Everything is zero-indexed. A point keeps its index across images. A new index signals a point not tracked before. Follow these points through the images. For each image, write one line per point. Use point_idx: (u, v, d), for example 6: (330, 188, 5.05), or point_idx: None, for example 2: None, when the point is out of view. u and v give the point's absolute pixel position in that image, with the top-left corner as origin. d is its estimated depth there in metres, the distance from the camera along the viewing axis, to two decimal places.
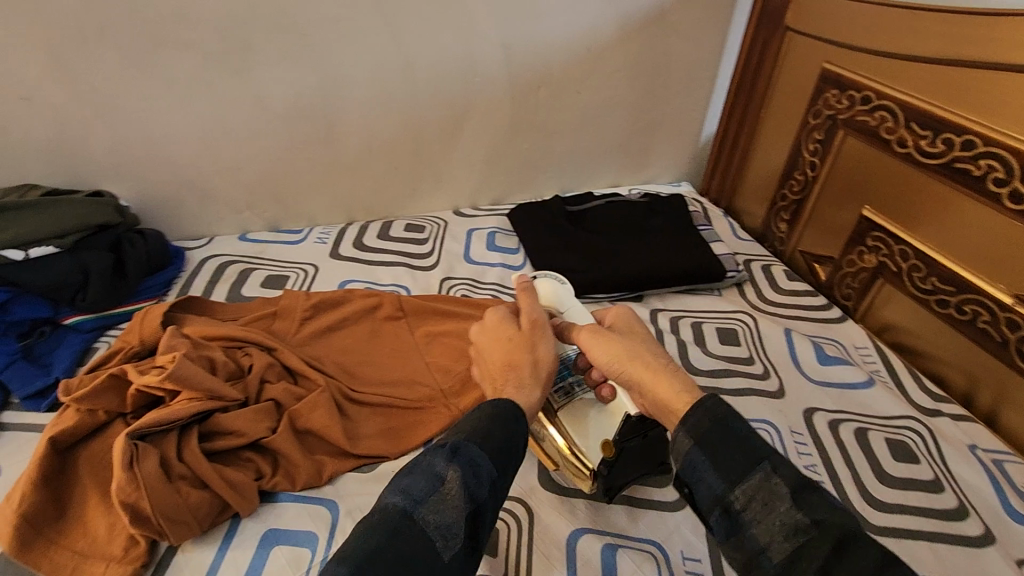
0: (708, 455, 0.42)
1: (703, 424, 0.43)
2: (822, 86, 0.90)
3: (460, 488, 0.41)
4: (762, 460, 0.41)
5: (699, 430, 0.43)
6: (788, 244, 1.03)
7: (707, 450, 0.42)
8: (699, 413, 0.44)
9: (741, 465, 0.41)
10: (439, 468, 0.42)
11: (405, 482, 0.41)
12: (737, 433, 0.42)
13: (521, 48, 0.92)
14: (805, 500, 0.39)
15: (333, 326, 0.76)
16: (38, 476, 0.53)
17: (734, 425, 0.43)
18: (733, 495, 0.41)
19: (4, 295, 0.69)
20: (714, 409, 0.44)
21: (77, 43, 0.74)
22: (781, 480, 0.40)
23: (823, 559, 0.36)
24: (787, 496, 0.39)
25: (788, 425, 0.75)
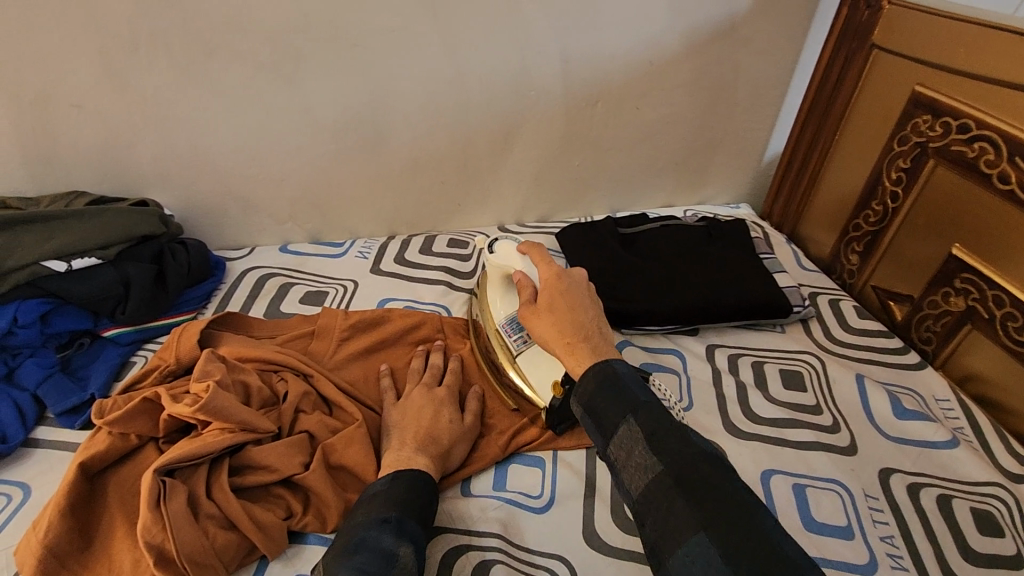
0: (593, 417, 0.49)
1: (590, 387, 0.50)
2: (912, 110, 0.82)
3: (412, 560, 0.47)
4: (627, 414, 0.47)
5: (588, 393, 0.50)
6: (859, 277, 0.95)
7: (591, 411, 0.49)
8: (589, 377, 0.50)
9: (613, 418, 0.47)
10: (389, 544, 0.47)
11: (358, 560, 0.45)
12: (614, 391, 0.49)
13: (578, 62, 0.87)
14: (659, 443, 0.44)
15: (372, 349, 0.73)
16: (67, 505, 0.51)
17: (612, 384, 0.49)
18: (609, 450, 0.47)
19: (46, 305, 0.68)
20: (601, 371, 0.50)
21: (128, 52, 0.73)
22: (642, 429, 0.45)
23: (669, 491, 0.41)
24: (644, 442, 0.45)
25: (861, 488, 0.67)
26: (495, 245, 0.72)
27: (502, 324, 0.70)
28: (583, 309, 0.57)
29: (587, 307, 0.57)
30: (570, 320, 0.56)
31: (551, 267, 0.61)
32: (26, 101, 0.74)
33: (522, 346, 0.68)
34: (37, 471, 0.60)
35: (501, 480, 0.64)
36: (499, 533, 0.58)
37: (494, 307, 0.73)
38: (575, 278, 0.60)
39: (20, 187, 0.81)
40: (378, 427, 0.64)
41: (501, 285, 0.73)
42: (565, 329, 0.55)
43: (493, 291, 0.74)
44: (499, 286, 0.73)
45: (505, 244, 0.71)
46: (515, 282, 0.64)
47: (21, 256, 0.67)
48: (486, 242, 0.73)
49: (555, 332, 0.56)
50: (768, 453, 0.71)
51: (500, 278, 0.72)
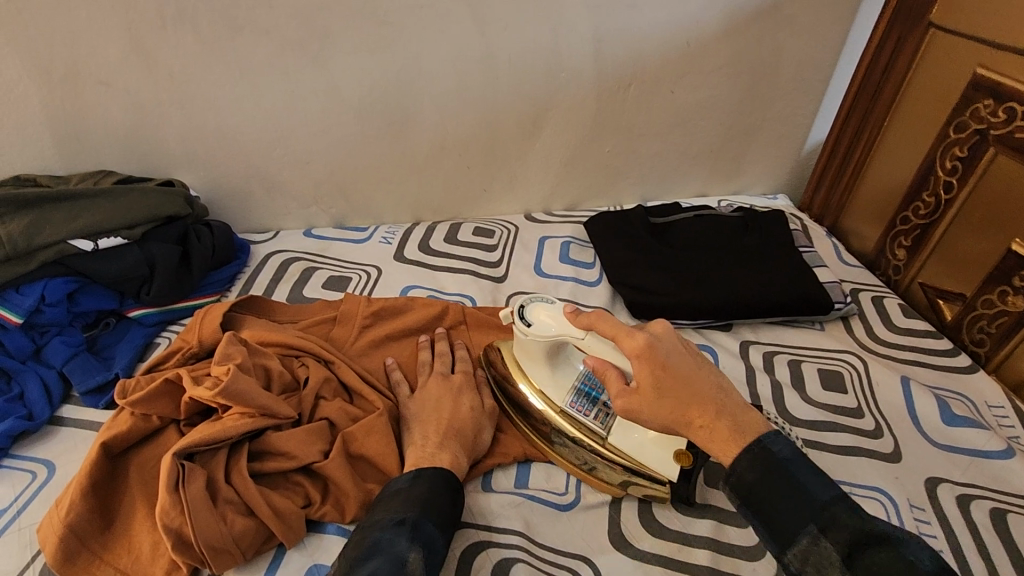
0: (757, 514, 0.44)
1: (747, 479, 0.44)
2: (972, 94, 0.76)
3: (423, 567, 0.45)
4: (808, 519, 0.42)
5: (745, 484, 0.45)
6: (904, 273, 0.89)
7: (757, 510, 0.44)
8: (744, 465, 0.45)
9: (790, 523, 0.42)
10: (401, 548, 0.46)
11: (367, 565, 0.44)
12: (782, 485, 0.43)
13: (613, 42, 0.83)
14: (859, 560, 0.39)
15: (393, 336, 0.72)
16: (88, 484, 0.51)
17: (777, 477, 0.44)
18: (787, 558, 0.42)
19: (72, 284, 0.68)
20: (761, 457, 0.44)
21: (155, 29, 0.72)
22: (832, 544, 0.40)
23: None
24: (839, 562, 0.40)
25: (906, 497, 0.63)
26: (528, 311, 0.61)
27: (572, 402, 0.60)
28: (696, 377, 0.47)
29: (698, 371, 0.48)
30: (694, 398, 0.46)
31: (634, 337, 0.49)
32: (56, 79, 0.74)
33: (609, 419, 0.59)
34: (61, 449, 0.60)
35: (523, 477, 0.62)
36: (522, 531, 0.56)
37: (548, 383, 0.62)
38: (665, 336, 0.50)
39: (50, 165, 0.81)
40: (398, 417, 0.63)
41: (552, 354, 0.62)
42: (691, 410, 0.46)
43: (540, 368, 0.62)
44: (545, 358, 0.62)
45: (541, 311, 0.60)
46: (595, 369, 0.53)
47: (49, 234, 0.67)
48: (516, 314, 0.61)
49: (680, 417, 0.47)
50: (804, 457, 0.67)
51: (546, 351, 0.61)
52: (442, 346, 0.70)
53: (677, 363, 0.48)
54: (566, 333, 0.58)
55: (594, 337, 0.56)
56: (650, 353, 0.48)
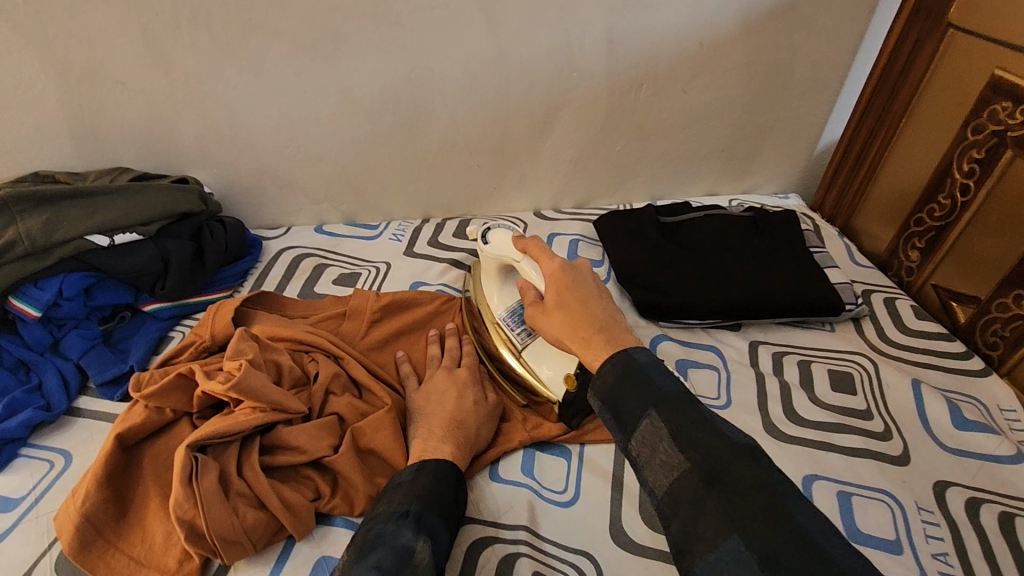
0: (614, 410, 0.47)
1: (610, 378, 0.48)
2: (990, 96, 0.75)
3: (430, 556, 0.46)
4: (649, 407, 0.45)
5: (608, 383, 0.48)
6: (917, 275, 0.89)
7: (614, 405, 0.47)
8: (608, 366, 0.49)
9: (635, 411, 0.45)
10: (406, 540, 0.46)
11: (374, 557, 0.45)
12: (635, 381, 0.47)
13: (624, 42, 0.83)
14: (685, 437, 0.42)
15: (403, 332, 0.72)
16: (103, 475, 0.52)
17: (634, 376, 0.47)
18: (631, 445, 0.45)
19: (89, 279, 0.69)
20: (626, 363, 0.48)
21: (170, 29, 0.73)
22: (666, 424, 0.44)
23: (696, 487, 0.40)
24: (668, 437, 0.43)
25: (914, 501, 0.63)
26: (489, 234, 0.71)
27: (505, 317, 0.69)
28: (590, 299, 0.56)
29: (594, 297, 0.56)
30: (582, 312, 0.55)
31: (552, 261, 0.60)
32: (73, 78, 0.75)
33: (528, 338, 0.67)
34: (77, 439, 0.61)
35: (529, 465, 0.62)
36: (526, 525, 0.57)
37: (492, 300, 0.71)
38: (580, 270, 0.60)
39: (67, 162, 0.83)
40: (406, 413, 0.64)
41: (500, 276, 0.71)
42: (577, 321, 0.54)
43: (492, 284, 0.72)
44: (499, 277, 0.71)
45: (500, 234, 0.70)
46: (520, 287, 0.63)
47: (66, 231, 0.68)
48: (479, 233, 0.71)
49: (567, 326, 0.55)
50: (811, 458, 0.67)
51: (498, 270, 0.71)
52: (451, 343, 0.70)
53: (579, 286, 0.57)
54: (509, 256, 0.67)
55: (528, 262, 0.64)
56: (562, 275, 0.59)
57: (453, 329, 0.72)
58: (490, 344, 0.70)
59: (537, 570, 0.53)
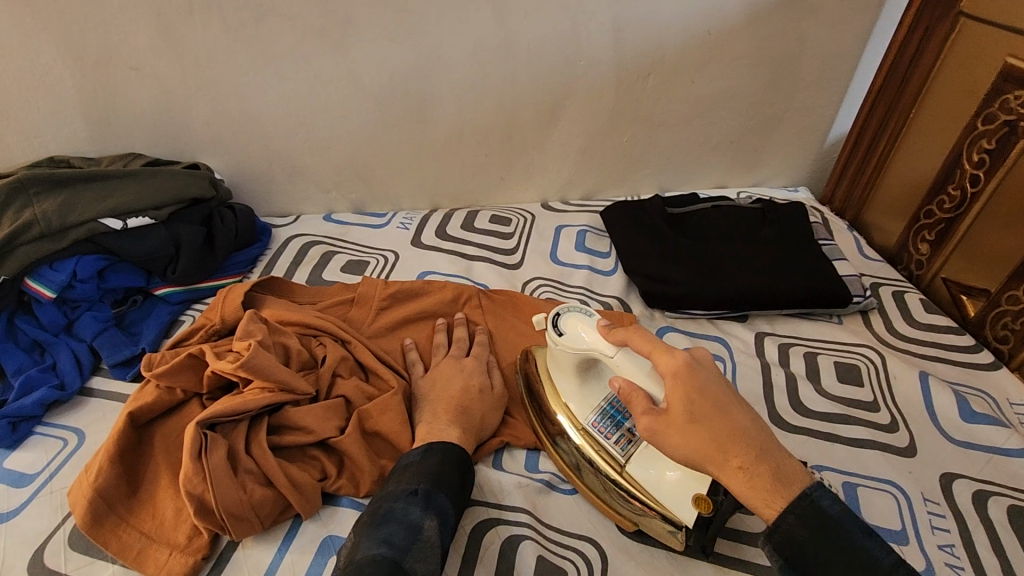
0: (802, 573, 0.43)
1: (797, 534, 0.43)
2: (1002, 85, 0.75)
3: (437, 534, 0.48)
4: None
5: (793, 538, 0.43)
6: (927, 268, 0.88)
7: (802, 569, 0.43)
8: (792, 521, 0.43)
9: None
10: (415, 517, 0.48)
11: (383, 531, 0.46)
12: (828, 541, 0.42)
13: (633, 30, 0.83)
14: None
15: (409, 319, 0.73)
16: (115, 451, 0.53)
17: (823, 531, 0.43)
18: None
19: (103, 262, 0.71)
20: (809, 512, 0.43)
21: (182, 16, 0.74)
22: None
23: None
24: None
25: (920, 492, 0.63)
26: (563, 320, 0.59)
27: (594, 421, 0.58)
28: (731, 409, 0.46)
29: (736, 406, 0.46)
30: (729, 430, 0.45)
31: (671, 358, 0.49)
32: (87, 64, 0.77)
33: (630, 446, 0.56)
34: (90, 419, 0.62)
35: (533, 461, 0.62)
36: (528, 509, 0.57)
37: (571, 396, 0.60)
38: (704, 365, 0.49)
39: (82, 148, 0.84)
40: (411, 397, 0.64)
41: (580, 369, 0.60)
42: (728, 444, 0.45)
43: (567, 379, 0.60)
44: (576, 371, 0.60)
45: (576, 320, 0.58)
46: (623, 390, 0.51)
47: (80, 214, 0.69)
48: (550, 321, 0.59)
49: (716, 449, 0.45)
50: (816, 448, 0.67)
51: (578, 364, 0.59)
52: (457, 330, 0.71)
53: (715, 393, 0.46)
54: (598, 348, 0.55)
55: (627, 356, 0.53)
56: (689, 378, 0.47)
57: (461, 317, 0.73)
58: (543, 401, 0.62)
59: (540, 554, 0.54)
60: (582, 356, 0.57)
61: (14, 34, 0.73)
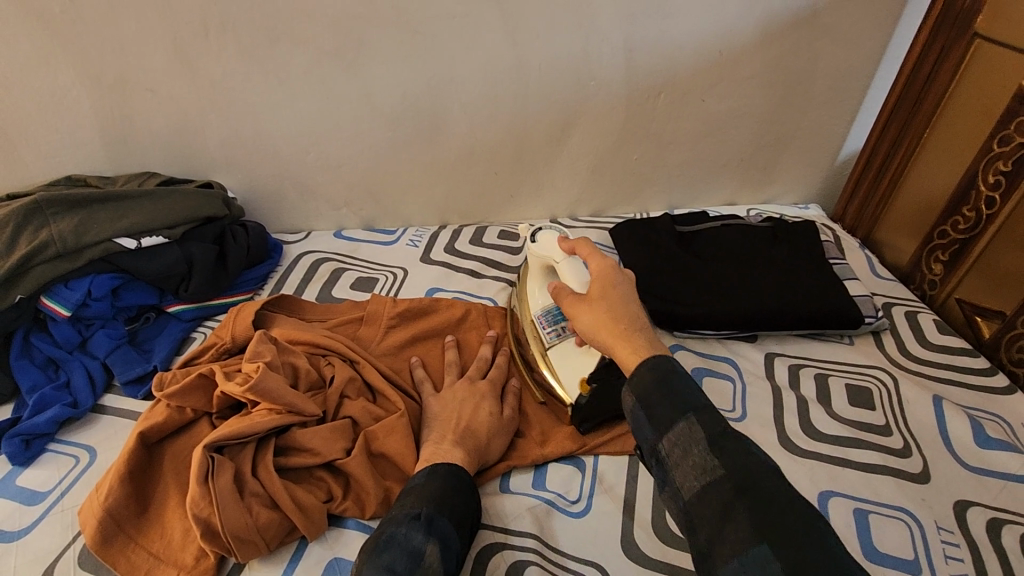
0: (645, 407, 0.46)
1: (645, 377, 0.47)
2: (1018, 106, 0.73)
3: (440, 561, 0.47)
4: (686, 412, 0.44)
5: (641, 382, 0.47)
6: (941, 288, 0.87)
7: (645, 403, 0.46)
8: (644, 368, 0.48)
9: (670, 413, 0.45)
10: (418, 543, 0.47)
11: (385, 558, 0.46)
12: (671, 384, 0.46)
13: (642, 50, 0.83)
14: (721, 447, 0.42)
15: (417, 338, 0.73)
16: (126, 471, 0.54)
17: (671, 380, 0.46)
18: (660, 444, 0.45)
19: (117, 280, 0.72)
20: (660, 365, 0.47)
21: (199, 38, 0.75)
22: (702, 431, 0.43)
23: (728, 500, 0.40)
24: (704, 444, 0.43)
25: (934, 519, 0.62)
26: (539, 235, 0.73)
27: (538, 316, 0.71)
28: (630, 300, 0.54)
29: (633, 297, 0.55)
30: (619, 305, 0.53)
31: (598, 258, 0.59)
32: (106, 86, 0.78)
33: (557, 338, 0.68)
34: (102, 436, 0.63)
35: (540, 481, 0.62)
36: (535, 533, 0.57)
37: (534, 299, 0.73)
38: (624, 273, 0.58)
39: (99, 166, 0.86)
40: (419, 418, 0.64)
41: (543, 277, 0.73)
42: (616, 316, 0.53)
43: (535, 285, 0.74)
44: (540, 278, 0.74)
45: (547, 235, 0.72)
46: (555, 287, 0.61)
47: (96, 233, 0.70)
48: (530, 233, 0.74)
49: (608, 318, 0.53)
50: (826, 472, 0.66)
51: (542, 271, 0.73)
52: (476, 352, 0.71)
53: (623, 286, 0.55)
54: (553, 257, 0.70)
55: (570, 262, 0.66)
56: (606, 274, 0.57)
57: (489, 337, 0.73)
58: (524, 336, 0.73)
59: None
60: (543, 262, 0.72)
61: (35, 56, 0.75)
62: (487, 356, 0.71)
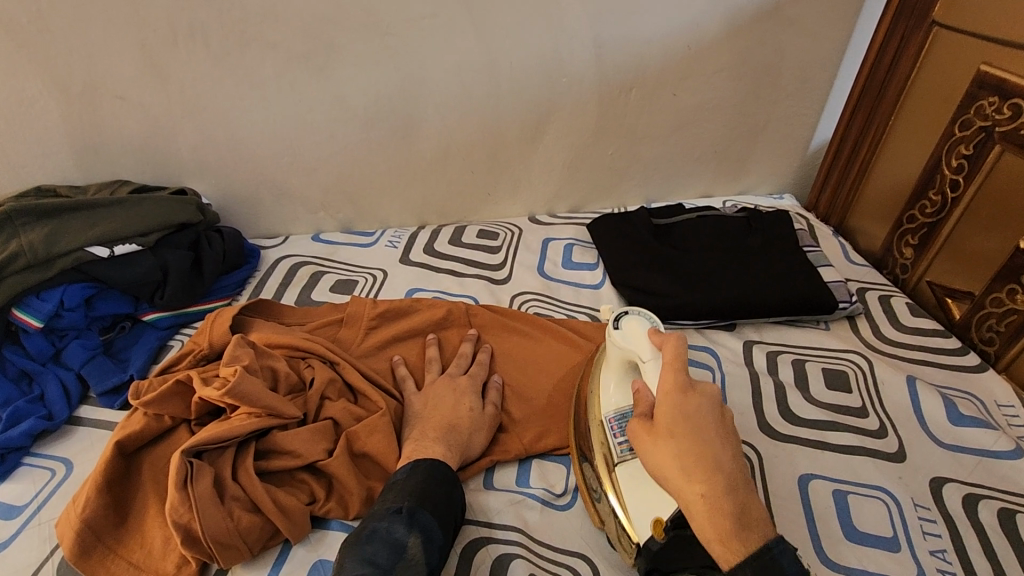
0: None
1: None
2: (976, 91, 0.75)
3: (421, 553, 0.47)
4: None
5: None
6: (912, 272, 0.88)
7: None
8: (744, 570, 0.42)
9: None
10: (400, 535, 0.48)
11: (368, 550, 0.46)
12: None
13: (613, 46, 0.84)
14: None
15: (398, 337, 0.73)
16: (102, 481, 0.53)
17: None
18: None
19: (90, 290, 0.71)
20: (765, 567, 0.42)
21: (168, 45, 0.75)
22: None
23: None
24: None
25: (911, 497, 0.63)
26: (624, 320, 0.59)
27: (610, 419, 0.57)
28: (715, 445, 0.47)
29: (723, 440, 0.47)
30: (707, 462, 0.46)
31: (677, 376, 0.50)
32: (74, 94, 0.77)
33: (629, 453, 0.55)
34: (79, 448, 0.63)
35: (524, 477, 0.62)
36: (520, 527, 0.57)
37: (606, 393, 0.59)
38: (706, 401, 0.49)
39: (68, 175, 0.85)
40: (401, 416, 0.64)
41: (623, 370, 0.59)
42: (695, 471, 0.45)
43: (610, 376, 0.60)
44: (618, 371, 0.60)
45: (635, 323, 0.58)
46: (633, 391, 0.54)
47: (67, 242, 0.70)
48: (614, 316, 0.60)
49: (684, 471, 0.46)
50: (805, 455, 0.67)
51: (625, 365, 0.59)
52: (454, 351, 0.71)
53: (703, 422, 0.47)
54: (642, 353, 0.56)
55: (655, 365, 0.54)
56: (683, 401, 0.49)
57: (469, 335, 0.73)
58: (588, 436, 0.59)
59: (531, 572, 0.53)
60: (626, 357, 0.58)
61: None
62: (468, 352, 0.71)
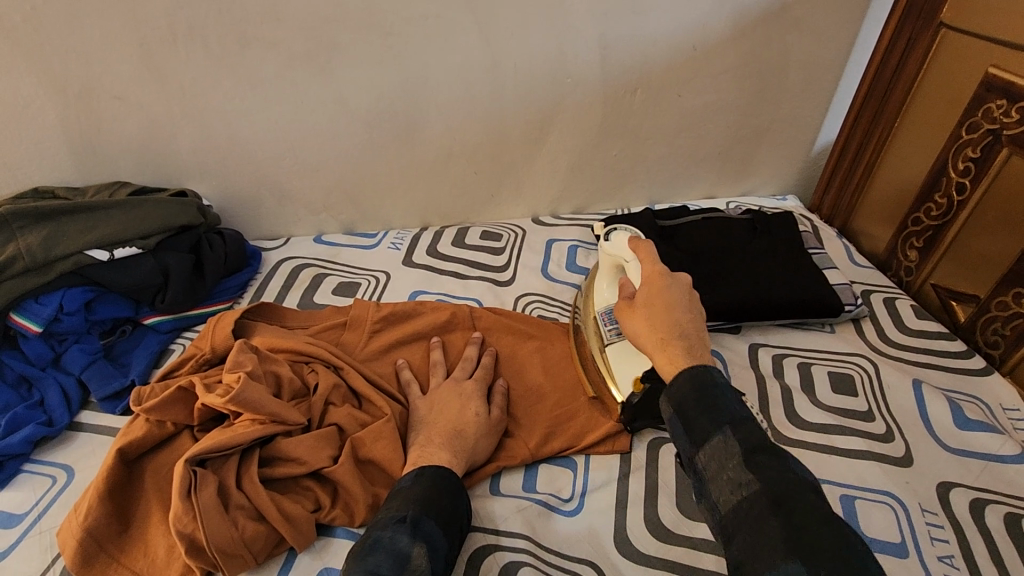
0: (683, 419, 0.48)
1: (683, 389, 0.49)
2: (984, 94, 0.75)
3: (426, 563, 0.46)
4: (724, 424, 0.46)
5: (679, 394, 0.49)
6: (917, 274, 0.88)
7: (683, 416, 0.48)
8: (682, 379, 0.50)
9: (707, 427, 0.46)
10: (404, 545, 0.47)
11: (371, 561, 0.45)
12: (712, 400, 0.47)
13: (618, 46, 0.83)
14: (756, 461, 0.43)
15: (402, 341, 0.72)
16: (104, 490, 0.52)
17: (711, 394, 0.48)
18: (697, 456, 0.46)
19: (90, 293, 0.70)
20: (698, 375, 0.49)
21: (167, 44, 0.74)
22: (739, 443, 0.44)
23: (763, 510, 0.40)
24: (740, 457, 0.44)
25: (918, 502, 0.63)
26: (613, 233, 0.70)
27: (601, 313, 0.68)
28: (678, 308, 0.56)
29: (687, 306, 0.56)
30: (666, 319, 0.55)
31: (654, 265, 0.61)
32: (72, 95, 0.76)
33: (617, 336, 0.66)
34: (80, 454, 0.62)
35: (531, 482, 0.62)
36: (527, 534, 0.57)
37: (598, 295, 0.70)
38: (678, 282, 0.59)
39: (67, 177, 0.84)
40: (406, 421, 0.64)
41: (613, 275, 0.70)
42: (657, 323, 0.55)
43: (602, 279, 0.71)
44: (608, 275, 0.70)
45: (621, 234, 0.69)
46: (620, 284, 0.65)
47: (66, 246, 0.69)
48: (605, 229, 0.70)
49: (649, 325, 0.55)
50: (812, 460, 0.67)
51: (613, 269, 0.70)
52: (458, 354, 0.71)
53: (670, 292, 0.57)
54: (626, 257, 0.66)
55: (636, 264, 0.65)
56: (656, 281, 0.59)
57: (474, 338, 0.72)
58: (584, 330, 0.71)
59: None
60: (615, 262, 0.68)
61: None
62: (472, 356, 0.70)
